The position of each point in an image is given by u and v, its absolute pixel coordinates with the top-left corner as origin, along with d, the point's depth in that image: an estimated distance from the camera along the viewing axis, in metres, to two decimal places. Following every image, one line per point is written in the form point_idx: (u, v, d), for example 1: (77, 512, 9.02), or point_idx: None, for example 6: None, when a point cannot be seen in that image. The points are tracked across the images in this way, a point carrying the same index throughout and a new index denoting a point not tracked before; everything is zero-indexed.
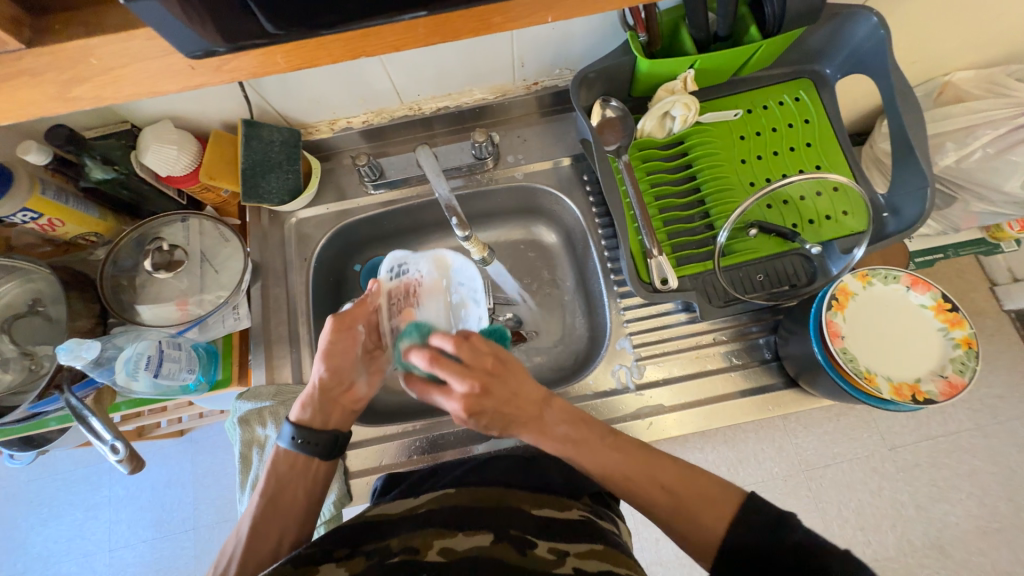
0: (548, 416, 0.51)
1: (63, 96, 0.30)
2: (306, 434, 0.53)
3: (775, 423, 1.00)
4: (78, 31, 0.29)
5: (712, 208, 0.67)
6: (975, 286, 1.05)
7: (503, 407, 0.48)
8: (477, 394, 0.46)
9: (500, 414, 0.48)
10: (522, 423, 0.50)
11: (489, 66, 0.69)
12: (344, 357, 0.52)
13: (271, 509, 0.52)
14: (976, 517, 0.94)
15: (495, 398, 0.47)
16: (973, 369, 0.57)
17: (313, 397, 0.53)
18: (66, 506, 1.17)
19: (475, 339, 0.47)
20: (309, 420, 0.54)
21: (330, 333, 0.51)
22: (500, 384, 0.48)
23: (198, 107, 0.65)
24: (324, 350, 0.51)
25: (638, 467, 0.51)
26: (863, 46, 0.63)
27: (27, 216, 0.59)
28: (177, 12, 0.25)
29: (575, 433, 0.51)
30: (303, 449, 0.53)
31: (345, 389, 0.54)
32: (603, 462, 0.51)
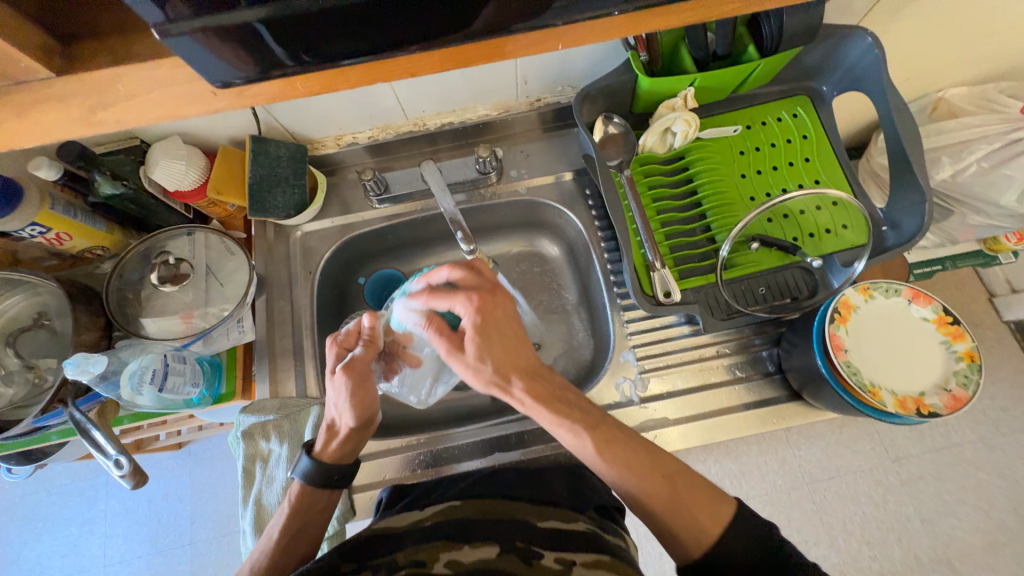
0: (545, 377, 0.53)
1: (87, 120, 0.31)
2: (342, 471, 0.54)
3: (778, 435, 1.00)
4: (104, 58, 0.30)
5: (713, 222, 0.68)
6: (974, 297, 1.06)
7: (499, 345, 0.51)
8: (483, 299, 0.52)
9: (500, 338, 0.52)
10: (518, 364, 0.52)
11: (493, 83, 0.70)
12: (373, 397, 0.54)
13: (295, 541, 0.51)
14: (983, 530, 0.93)
15: (492, 330, 0.52)
16: (976, 382, 0.58)
17: (345, 439, 0.54)
18: (61, 521, 1.15)
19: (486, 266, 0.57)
20: (341, 457, 0.55)
21: (352, 384, 0.52)
22: (495, 316, 0.52)
23: (207, 124, 0.66)
24: (356, 403, 0.52)
25: (638, 453, 0.49)
26: (858, 65, 0.64)
27: (36, 231, 0.60)
28: (206, 43, 0.26)
29: (568, 404, 0.51)
30: (336, 484, 0.54)
31: (371, 427, 0.56)
32: (609, 448, 0.48)
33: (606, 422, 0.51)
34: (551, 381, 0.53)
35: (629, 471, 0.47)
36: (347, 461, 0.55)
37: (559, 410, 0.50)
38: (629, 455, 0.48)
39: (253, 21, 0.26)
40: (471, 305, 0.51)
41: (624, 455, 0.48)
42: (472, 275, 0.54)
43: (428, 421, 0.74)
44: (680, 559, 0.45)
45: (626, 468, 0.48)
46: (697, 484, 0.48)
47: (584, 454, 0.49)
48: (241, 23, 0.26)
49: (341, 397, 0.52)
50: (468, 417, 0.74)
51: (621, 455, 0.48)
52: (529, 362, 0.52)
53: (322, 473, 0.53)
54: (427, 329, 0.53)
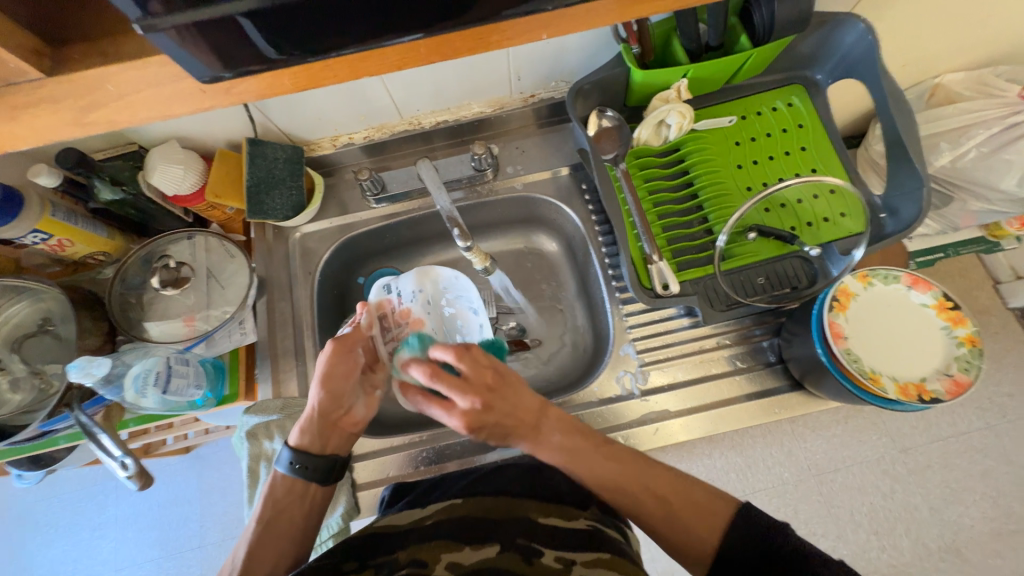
0: (544, 425, 0.53)
1: (79, 121, 0.31)
2: (311, 459, 0.53)
3: (782, 426, 1.00)
4: (93, 59, 0.30)
5: (710, 214, 0.68)
6: (978, 284, 1.05)
7: (504, 416, 0.50)
8: (483, 401, 0.48)
9: (499, 418, 0.50)
10: (524, 433, 0.52)
11: (487, 80, 0.70)
12: (346, 377, 0.53)
13: (267, 534, 0.52)
14: (991, 518, 0.93)
15: (495, 412, 0.49)
16: (978, 367, 0.57)
17: (312, 424, 0.53)
18: (71, 527, 1.16)
19: (474, 355, 0.49)
20: (310, 445, 0.53)
21: (330, 351, 0.52)
22: (501, 398, 0.50)
23: (203, 128, 0.67)
24: (325, 376, 0.52)
25: (633, 471, 0.52)
26: (852, 52, 0.64)
27: (38, 237, 0.61)
28: (193, 39, 0.27)
29: (566, 442, 0.53)
30: (301, 474, 0.53)
31: (343, 412, 0.54)
32: (594, 468, 0.52)
33: (607, 442, 0.54)
34: (553, 438, 0.52)
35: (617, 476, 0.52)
36: (322, 450, 0.54)
37: (569, 437, 0.53)
38: (620, 462, 0.53)
39: (235, 14, 0.26)
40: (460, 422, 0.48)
41: (619, 474, 0.52)
42: (465, 365, 0.48)
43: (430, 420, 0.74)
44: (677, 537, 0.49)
45: (617, 462, 0.52)
46: (693, 495, 0.51)
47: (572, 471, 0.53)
48: (224, 18, 0.26)
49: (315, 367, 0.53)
50: None
51: (616, 465, 0.52)
52: (528, 415, 0.52)
53: (293, 461, 0.53)
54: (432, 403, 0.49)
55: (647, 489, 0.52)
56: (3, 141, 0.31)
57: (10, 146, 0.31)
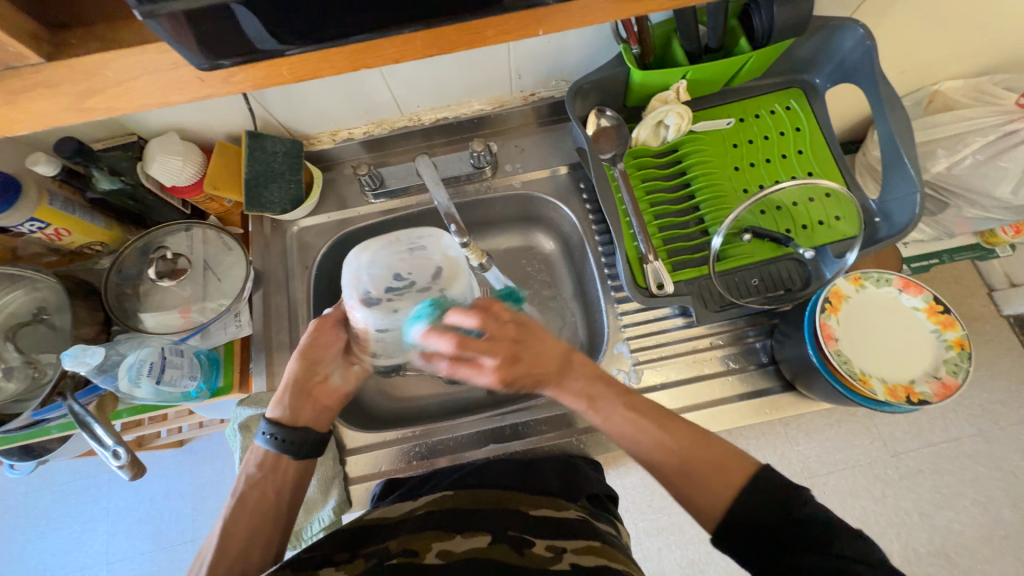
0: (569, 368, 0.53)
1: (77, 107, 0.31)
2: (283, 431, 0.53)
3: (776, 429, 1.00)
4: (93, 45, 0.30)
5: (706, 215, 0.68)
6: (973, 291, 1.06)
7: (533, 360, 0.51)
8: (507, 356, 0.48)
9: (529, 365, 0.50)
10: (551, 378, 0.53)
11: (487, 77, 0.70)
12: (327, 348, 0.56)
13: (241, 508, 0.51)
14: (981, 524, 0.93)
15: (524, 363, 0.50)
16: (966, 370, 0.58)
17: (289, 394, 0.55)
18: (64, 518, 1.16)
19: (496, 311, 0.50)
20: (286, 416, 0.54)
21: (316, 324, 0.56)
22: (527, 348, 0.51)
23: (202, 119, 0.67)
24: (304, 345, 0.56)
25: (655, 424, 0.51)
26: (850, 57, 0.65)
27: (34, 226, 0.61)
28: (190, 28, 0.27)
29: (589, 388, 0.53)
30: (277, 445, 0.53)
31: (318, 382, 0.56)
32: (616, 425, 0.52)
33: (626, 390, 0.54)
34: (581, 386, 0.53)
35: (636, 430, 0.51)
36: (301, 421, 0.55)
37: (592, 385, 0.54)
38: (641, 410, 0.52)
39: (238, 4, 0.26)
40: (497, 375, 0.48)
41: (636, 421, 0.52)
42: (489, 321, 0.49)
43: (425, 415, 0.75)
44: None
45: (636, 412, 0.52)
46: (711, 452, 0.49)
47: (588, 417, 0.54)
48: (225, 6, 0.26)
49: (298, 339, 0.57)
50: (464, 410, 0.75)
51: (632, 415, 0.52)
52: (558, 360, 0.53)
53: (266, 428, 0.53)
54: (456, 365, 0.47)
55: (655, 454, 0.50)
56: (1, 125, 0.31)
57: (8, 130, 0.32)
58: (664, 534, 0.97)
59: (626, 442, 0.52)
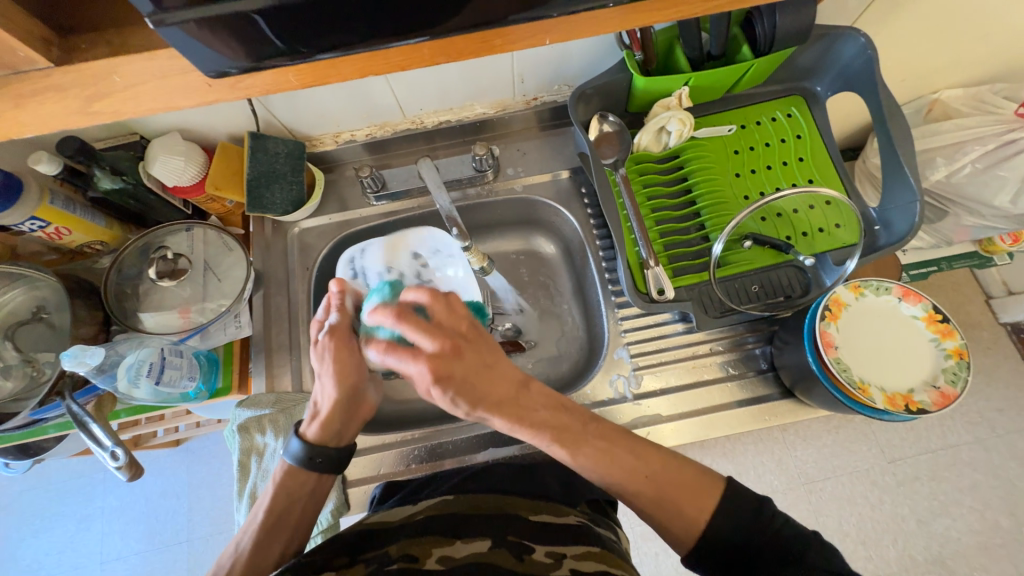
0: (524, 397, 0.47)
1: (85, 110, 0.31)
2: (330, 454, 0.53)
3: (773, 434, 1.01)
4: (102, 49, 0.30)
5: (707, 221, 0.69)
6: (971, 298, 1.06)
7: (475, 376, 0.45)
8: (443, 354, 0.44)
9: (469, 385, 0.44)
10: (499, 403, 0.46)
11: (490, 81, 0.71)
12: (353, 371, 0.52)
13: (278, 523, 0.51)
14: (977, 531, 0.94)
15: (462, 371, 0.44)
16: (965, 380, 0.58)
17: (329, 419, 0.53)
18: (59, 517, 1.15)
19: (450, 300, 0.46)
20: (327, 439, 0.54)
21: (335, 348, 0.51)
22: (472, 355, 0.45)
23: (205, 120, 0.67)
24: (336, 371, 0.51)
25: (617, 465, 0.47)
26: (852, 66, 0.65)
27: (35, 225, 0.60)
28: (200, 35, 0.27)
29: (553, 419, 0.47)
30: (320, 467, 0.53)
31: (357, 401, 0.54)
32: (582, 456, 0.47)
33: (588, 432, 0.47)
34: (536, 427, 0.46)
35: (601, 465, 0.47)
36: (337, 442, 0.54)
37: (544, 426, 0.46)
38: (599, 452, 0.47)
39: (248, 12, 0.26)
40: (425, 374, 0.43)
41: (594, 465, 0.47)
42: (437, 311, 0.46)
43: (424, 418, 0.74)
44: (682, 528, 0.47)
45: (607, 442, 0.48)
46: (682, 475, 0.48)
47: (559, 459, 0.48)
48: (235, 13, 0.26)
49: (324, 362, 0.51)
50: None
51: (592, 457, 0.47)
52: (505, 388, 0.46)
53: (306, 454, 0.52)
54: (385, 355, 0.44)
55: None
56: (9, 128, 0.31)
57: (15, 133, 0.31)
58: (661, 538, 0.97)
59: (596, 476, 0.48)
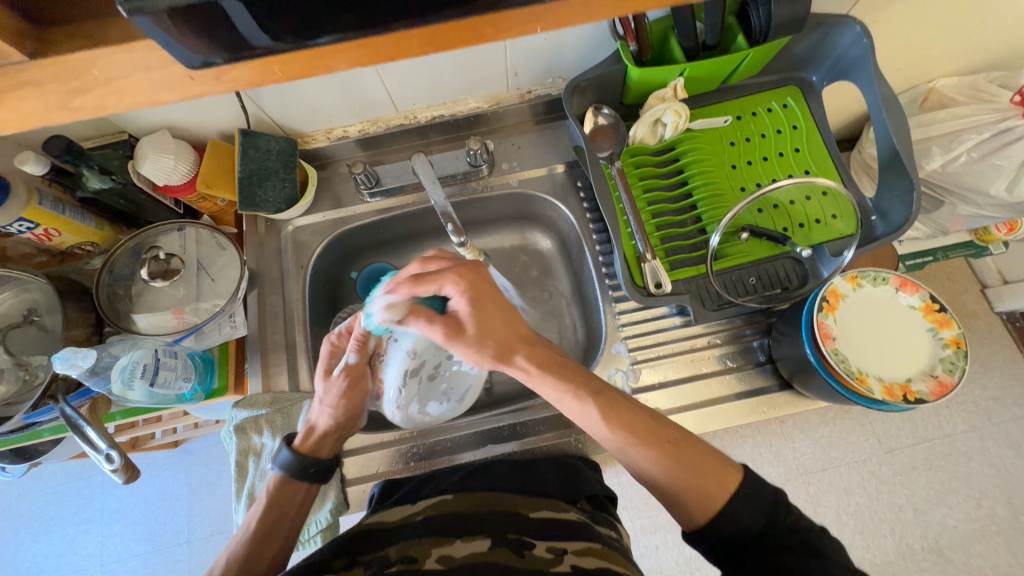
0: (536, 350, 0.52)
1: (65, 106, 0.30)
2: (323, 465, 0.56)
3: (772, 426, 1.01)
4: (79, 43, 0.30)
5: (704, 213, 0.68)
6: (966, 288, 1.06)
7: (495, 314, 0.52)
8: (471, 279, 0.51)
9: (490, 319, 0.51)
10: (514, 348, 0.52)
11: (483, 75, 0.70)
12: (357, 402, 0.58)
13: (269, 535, 0.52)
14: (974, 519, 0.94)
15: (484, 305, 0.51)
16: (962, 368, 0.58)
17: (323, 435, 0.57)
18: (57, 521, 1.15)
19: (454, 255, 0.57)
20: (319, 450, 0.57)
21: (347, 384, 0.57)
22: (489, 293, 0.52)
23: (194, 117, 0.66)
24: (343, 406, 0.57)
25: (632, 425, 0.49)
26: (847, 54, 0.64)
27: (24, 227, 0.59)
28: (176, 25, 0.26)
29: (570, 376, 0.52)
30: (313, 478, 0.55)
31: (350, 427, 0.59)
32: (617, 419, 0.49)
33: (608, 390, 0.51)
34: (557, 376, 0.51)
35: (631, 437, 0.48)
36: (324, 455, 0.58)
37: (560, 375, 0.51)
38: (615, 406, 0.50)
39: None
40: (459, 289, 0.51)
41: (611, 427, 0.49)
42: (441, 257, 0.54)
43: None
44: None
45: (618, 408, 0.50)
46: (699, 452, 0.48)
47: (591, 423, 0.50)
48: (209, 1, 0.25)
49: (331, 396, 0.56)
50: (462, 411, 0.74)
51: (609, 412, 0.49)
52: (519, 331, 0.53)
53: (298, 466, 0.54)
54: (411, 307, 0.51)
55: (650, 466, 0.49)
56: None
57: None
58: (661, 531, 0.98)
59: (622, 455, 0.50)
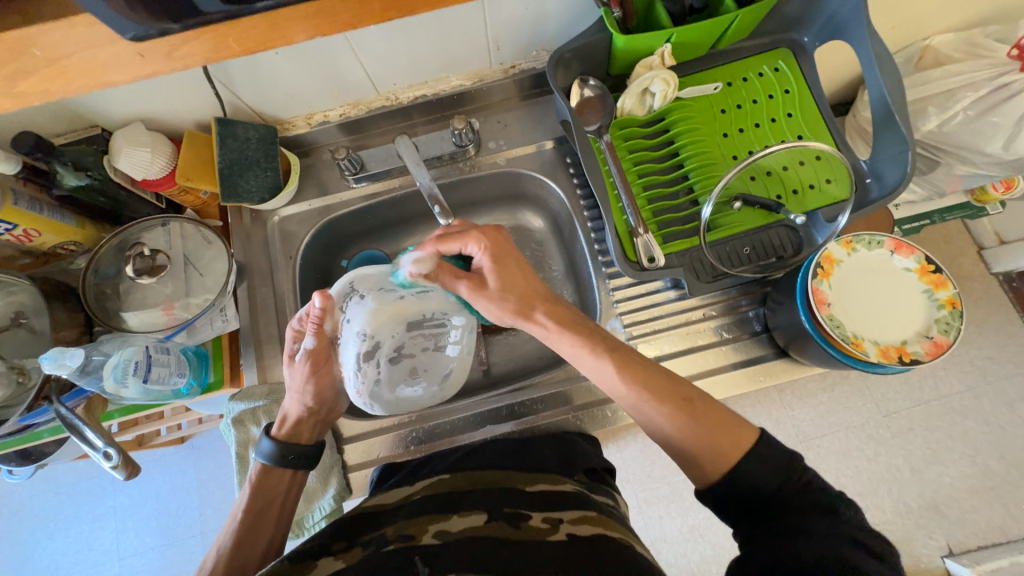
0: (556, 309, 0.55)
1: (11, 89, 0.34)
2: (299, 451, 0.56)
3: (771, 395, 1.02)
4: (15, 21, 0.31)
5: (696, 184, 0.67)
6: (963, 250, 1.06)
7: (516, 272, 0.55)
8: (493, 238, 0.55)
9: (512, 278, 0.54)
10: (535, 305, 0.54)
11: (463, 50, 0.68)
12: (324, 387, 0.56)
13: (257, 523, 0.53)
14: (970, 476, 0.96)
15: (507, 261, 0.55)
16: (957, 328, 0.58)
17: (299, 420, 0.57)
18: (70, 519, 1.17)
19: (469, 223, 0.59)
20: (297, 436, 0.57)
21: (310, 369, 0.55)
22: (510, 255, 0.55)
23: (168, 107, 0.64)
24: (312, 391, 0.55)
25: (649, 385, 0.50)
26: (839, 12, 0.62)
27: (2, 228, 0.58)
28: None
29: (593, 334, 0.54)
30: (295, 464, 0.56)
31: (326, 411, 0.59)
32: (635, 373, 0.51)
33: (624, 348, 0.53)
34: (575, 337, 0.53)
35: (649, 392, 0.50)
36: (304, 441, 0.58)
37: (577, 332, 0.53)
38: (629, 362, 0.52)
39: None
40: (483, 246, 0.55)
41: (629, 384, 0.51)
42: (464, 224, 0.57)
43: None
44: None
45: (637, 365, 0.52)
46: (718, 413, 0.48)
47: (608, 378, 0.52)
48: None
49: (299, 380, 0.55)
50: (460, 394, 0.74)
51: (626, 369, 0.51)
52: (537, 293, 0.55)
53: (278, 453, 0.55)
54: (438, 267, 0.54)
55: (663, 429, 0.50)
56: None
57: None
58: (664, 502, 0.99)
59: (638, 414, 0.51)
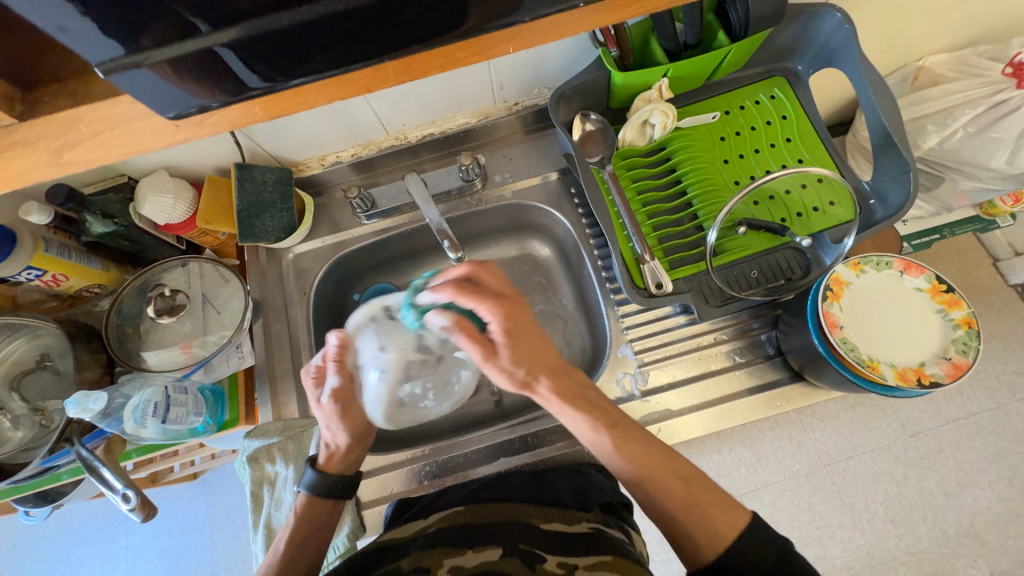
0: (565, 374, 0.51)
1: (57, 160, 0.32)
2: (347, 483, 0.56)
3: (790, 417, 0.99)
4: (60, 99, 0.33)
5: (700, 210, 0.68)
6: (978, 264, 1.04)
7: (525, 345, 0.50)
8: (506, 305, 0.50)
9: (521, 345, 0.49)
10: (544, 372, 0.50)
11: (468, 91, 0.71)
12: (360, 424, 0.55)
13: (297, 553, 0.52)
14: (1008, 499, 0.92)
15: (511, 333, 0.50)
16: (976, 349, 0.57)
17: (347, 452, 0.57)
18: (81, 560, 1.16)
19: (492, 269, 0.52)
20: (341, 469, 0.57)
21: (338, 409, 0.54)
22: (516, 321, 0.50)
23: (191, 156, 0.67)
24: (347, 426, 0.55)
25: (619, 434, 0.50)
26: (830, 41, 0.64)
27: (32, 274, 0.61)
28: (152, 76, 0.29)
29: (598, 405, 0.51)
30: (340, 494, 0.56)
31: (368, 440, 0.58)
32: (638, 455, 0.49)
33: (625, 420, 0.51)
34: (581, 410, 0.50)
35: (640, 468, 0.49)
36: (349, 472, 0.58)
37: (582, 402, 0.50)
38: (630, 437, 0.50)
39: (215, 46, 0.28)
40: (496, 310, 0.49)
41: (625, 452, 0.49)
42: (483, 276, 0.51)
43: (434, 432, 0.74)
44: (700, 546, 0.46)
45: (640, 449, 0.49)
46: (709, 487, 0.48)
47: (600, 449, 0.50)
48: (184, 51, 0.28)
49: (331, 420, 0.55)
50: (473, 425, 0.74)
51: (631, 445, 0.49)
52: (556, 366, 0.51)
53: (324, 486, 0.55)
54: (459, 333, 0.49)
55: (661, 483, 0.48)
56: None
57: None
58: None
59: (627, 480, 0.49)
